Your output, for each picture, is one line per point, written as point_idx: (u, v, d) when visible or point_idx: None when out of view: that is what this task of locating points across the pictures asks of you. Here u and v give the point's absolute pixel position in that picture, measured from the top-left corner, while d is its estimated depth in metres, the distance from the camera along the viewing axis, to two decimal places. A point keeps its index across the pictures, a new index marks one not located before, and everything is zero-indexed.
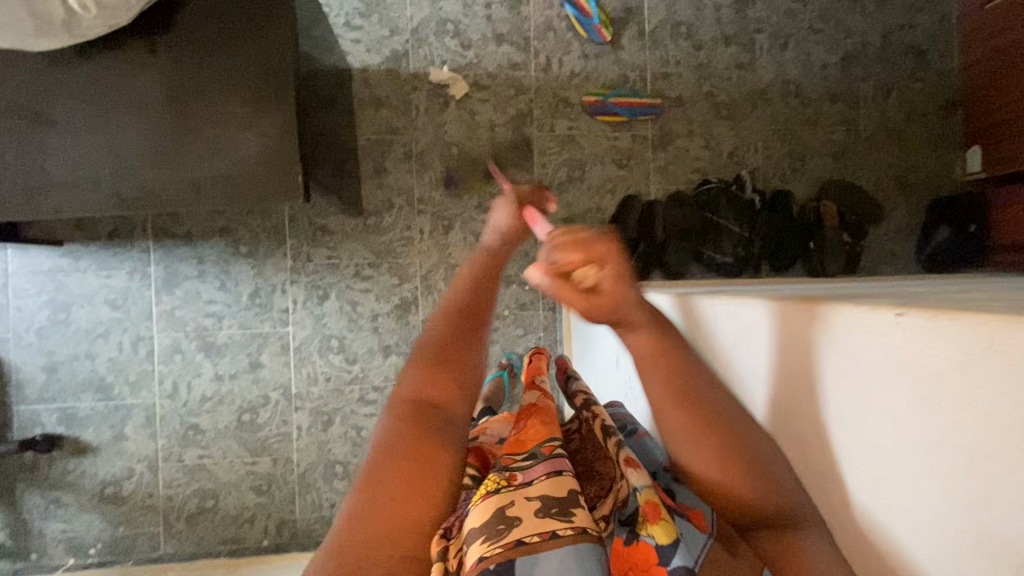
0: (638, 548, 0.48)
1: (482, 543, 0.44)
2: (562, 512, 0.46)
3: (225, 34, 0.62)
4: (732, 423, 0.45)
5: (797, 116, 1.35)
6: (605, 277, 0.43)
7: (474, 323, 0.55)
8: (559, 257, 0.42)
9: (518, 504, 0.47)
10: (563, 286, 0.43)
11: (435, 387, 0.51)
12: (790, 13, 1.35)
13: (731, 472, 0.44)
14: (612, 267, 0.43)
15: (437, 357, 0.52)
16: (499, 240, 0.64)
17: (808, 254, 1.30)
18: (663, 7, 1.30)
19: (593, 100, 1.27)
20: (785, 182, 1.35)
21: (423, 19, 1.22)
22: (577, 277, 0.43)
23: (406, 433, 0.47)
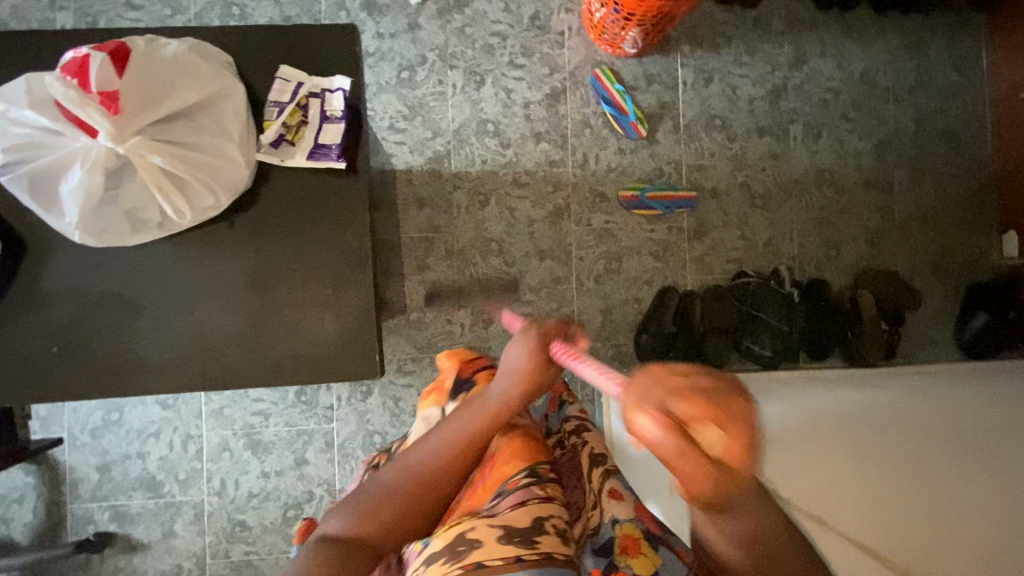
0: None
1: (441, 564, 0.51)
2: (527, 540, 0.52)
3: (302, 220, 0.64)
4: None
5: (831, 203, 1.36)
6: (737, 451, 0.35)
7: (440, 476, 0.58)
8: (676, 406, 0.36)
9: (479, 529, 0.53)
10: (681, 455, 0.35)
11: (381, 521, 0.55)
12: (823, 102, 1.36)
13: None
14: (740, 427, 0.35)
15: (400, 495, 0.56)
16: (511, 381, 0.61)
17: (851, 343, 1.29)
18: (698, 101, 1.32)
19: (630, 195, 1.29)
20: (820, 270, 1.35)
21: (464, 120, 1.26)
22: (702, 437, 0.35)
23: (336, 558, 0.50)
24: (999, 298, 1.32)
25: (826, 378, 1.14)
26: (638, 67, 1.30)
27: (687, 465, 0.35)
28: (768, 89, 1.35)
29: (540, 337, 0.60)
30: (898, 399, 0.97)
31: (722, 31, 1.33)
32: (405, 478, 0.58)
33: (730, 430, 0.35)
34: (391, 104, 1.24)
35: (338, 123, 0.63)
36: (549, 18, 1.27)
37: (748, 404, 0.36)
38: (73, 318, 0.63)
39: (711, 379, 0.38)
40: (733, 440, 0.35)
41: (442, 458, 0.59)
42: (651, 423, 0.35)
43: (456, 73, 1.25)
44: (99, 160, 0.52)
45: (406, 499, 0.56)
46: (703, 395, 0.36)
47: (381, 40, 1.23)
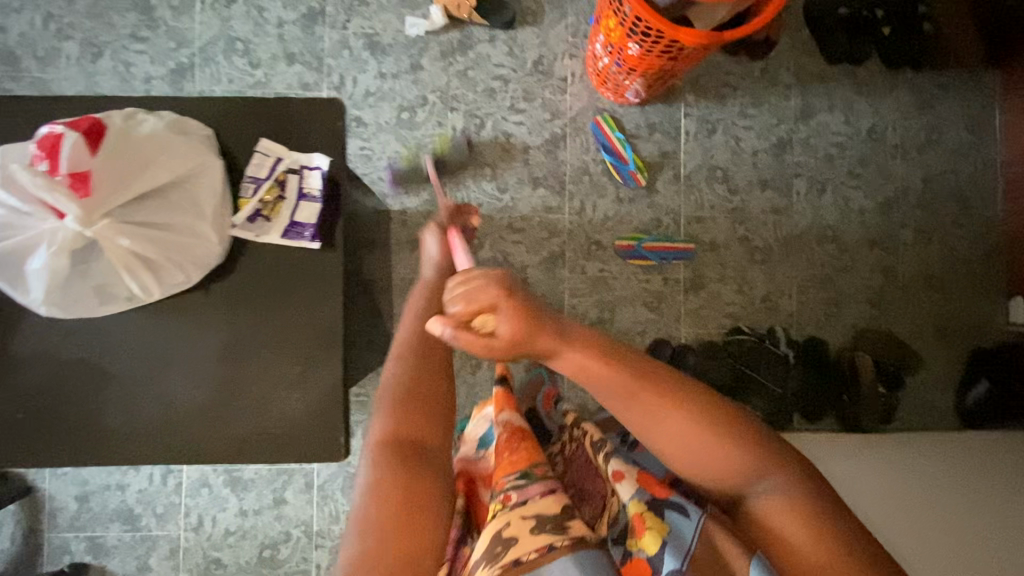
0: (636, 565, 0.61)
1: (485, 566, 0.57)
2: (556, 526, 0.58)
3: (279, 301, 0.64)
4: (657, 396, 0.57)
5: (832, 261, 1.33)
6: (501, 315, 0.52)
7: (431, 361, 0.64)
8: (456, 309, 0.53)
9: (513, 526, 0.58)
10: (469, 335, 0.53)
11: (409, 425, 0.60)
12: (829, 157, 1.34)
13: (670, 437, 0.57)
14: (490, 297, 0.52)
15: (408, 397, 0.61)
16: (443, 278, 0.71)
17: (849, 406, 1.26)
18: (700, 152, 1.30)
19: (626, 245, 1.27)
20: (819, 329, 1.33)
21: (461, 163, 1.25)
22: (481, 324, 0.53)
23: (393, 465, 0.57)
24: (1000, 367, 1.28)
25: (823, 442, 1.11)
26: (641, 115, 1.28)
27: (475, 341, 0.53)
28: (773, 142, 1.33)
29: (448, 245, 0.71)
30: (951, 474, 0.93)
31: (728, 82, 1.31)
32: (409, 375, 0.62)
33: (484, 305, 0.52)
34: (389, 145, 1.24)
35: (313, 202, 0.66)
36: (553, 63, 1.26)
37: (491, 276, 0.53)
38: (39, 382, 0.63)
39: (481, 278, 0.53)
40: (499, 316, 0.52)
41: (415, 353, 0.65)
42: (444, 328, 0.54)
43: (456, 116, 1.25)
44: (67, 242, 0.53)
45: (413, 397, 0.61)
46: (467, 283, 0.53)
47: (383, 81, 1.23)
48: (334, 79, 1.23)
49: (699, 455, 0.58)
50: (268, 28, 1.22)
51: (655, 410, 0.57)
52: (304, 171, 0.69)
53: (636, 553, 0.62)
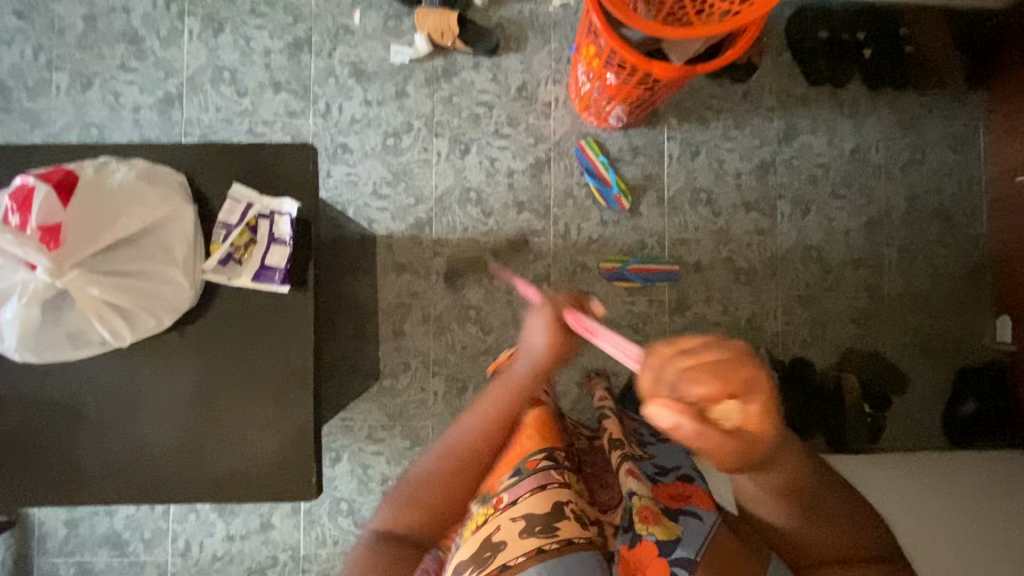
0: (642, 547, 0.65)
1: (471, 570, 0.65)
2: (543, 529, 0.65)
3: (250, 342, 0.68)
4: (823, 495, 0.53)
5: (818, 281, 1.34)
6: (750, 414, 0.43)
7: (464, 458, 0.64)
8: (696, 392, 0.43)
9: (504, 528, 0.66)
10: (704, 435, 0.43)
11: (409, 520, 0.61)
12: (812, 178, 1.35)
13: (818, 527, 0.54)
14: (761, 398, 0.43)
15: (420, 492, 0.62)
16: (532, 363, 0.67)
17: (836, 425, 1.26)
18: (683, 175, 1.32)
19: (610, 267, 1.28)
20: (805, 349, 1.33)
21: (447, 188, 1.26)
22: (719, 419, 0.43)
23: (382, 555, 0.60)
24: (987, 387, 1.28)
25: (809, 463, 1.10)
26: (624, 139, 1.30)
27: (713, 442, 0.43)
28: (756, 163, 1.34)
29: (554, 312, 0.66)
30: (949, 509, 0.90)
31: (710, 105, 1.33)
32: (429, 473, 0.63)
33: (743, 401, 0.43)
34: (375, 171, 1.25)
35: (285, 246, 0.68)
36: (536, 88, 1.28)
37: (746, 370, 0.43)
38: (25, 419, 0.67)
39: (723, 356, 0.44)
40: (754, 416, 0.43)
41: (469, 448, 0.64)
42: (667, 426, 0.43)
43: (442, 141, 1.26)
44: (39, 291, 0.59)
45: (433, 497, 0.62)
46: (698, 371, 0.43)
47: (368, 108, 1.25)
48: (320, 107, 1.25)
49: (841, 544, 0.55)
50: (255, 57, 1.24)
51: (825, 513, 0.54)
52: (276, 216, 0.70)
53: (647, 536, 0.65)
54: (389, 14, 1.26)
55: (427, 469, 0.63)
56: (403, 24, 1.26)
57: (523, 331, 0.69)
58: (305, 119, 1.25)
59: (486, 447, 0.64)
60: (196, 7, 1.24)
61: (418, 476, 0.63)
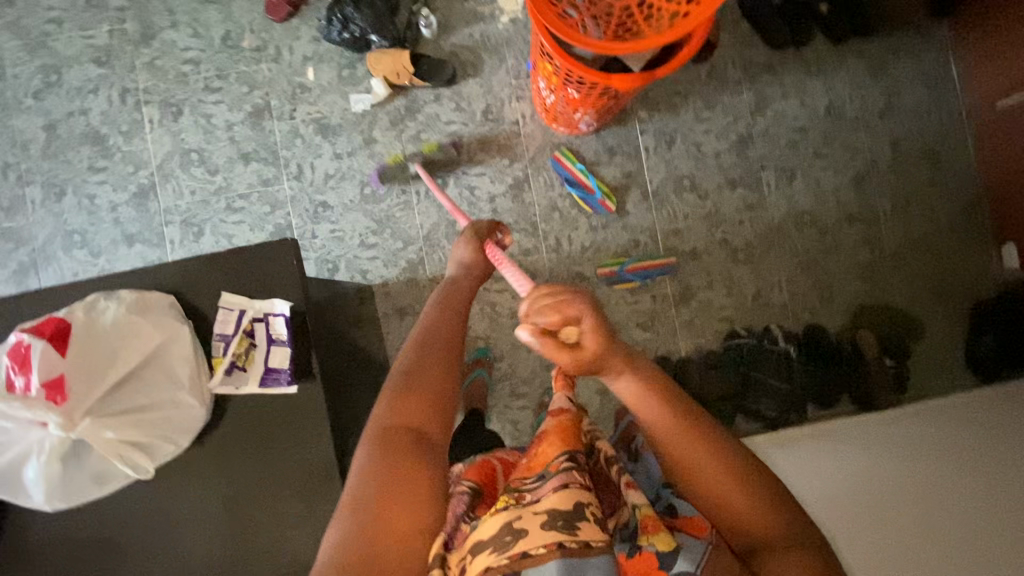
0: (640, 559, 0.57)
1: (489, 553, 0.55)
2: (568, 525, 0.55)
3: (267, 445, 0.71)
4: (692, 421, 0.58)
5: (816, 245, 1.33)
6: (586, 330, 0.54)
7: (444, 342, 0.69)
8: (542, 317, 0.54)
9: (525, 518, 0.56)
10: (546, 342, 0.54)
11: (412, 410, 0.62)
12: (792, 143, 1.34)
13: (700, 463, 0.56)
14: (583, 309, 0.54)
15: (406, 386, 0.64)
16: (465, 270, 0.86)
17: (862, 385, 1.26)
18: (663, 166, 1.31)
19: (607, 271, 1.27)
20: (816, 315, 1.32)
21: (432, 225, 1.26)
22: (563, 334, 0.55)
23: (384, 459, 0.58)
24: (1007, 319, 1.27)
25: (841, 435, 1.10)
26: (598, 142, 1.29)
27: (553, 348, 0.54)
28: (734, 140, 1.33)
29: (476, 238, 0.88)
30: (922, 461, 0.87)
31: (677, 90, 1.31)
32: (408, 365, 0.66)
33: (576, 311, 0.54)
34: (359, 222, 1.25)
35: (284, 345, 0.72)
36: (502, 109, 1.27)
37: (574, 293, 0.55)
38: (73, 555, 0.70)
39: (568, 291, 0.55)
40: (586, 330, 0.54)
41: (433, 337, 0.70)
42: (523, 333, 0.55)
43: (418, 180, 1.26)
44: (56, 445, 0.65)
45: (428, 386, 0.64)
46: (552, 295, 0.55)
47: (340, 161, 1.25)
48: (292, 169, 1.25)
49: (720, 487, 0.56)
50: (219, 133, 1.24)
51: (699, 448, 0.56)
52: (270, 317, 0.73)
53: (646, 548, 0.58)
54: (341, 64, 1.25)
55: (411, 365, 0.66)
56: (357, 71, 1.25)
57: (453, 253, 0.90)
58: (280, 184, 1.24)
59: (456, 340, 0.71)
60: (152, 95, 1.24)
61: (405, 371, 0.66)
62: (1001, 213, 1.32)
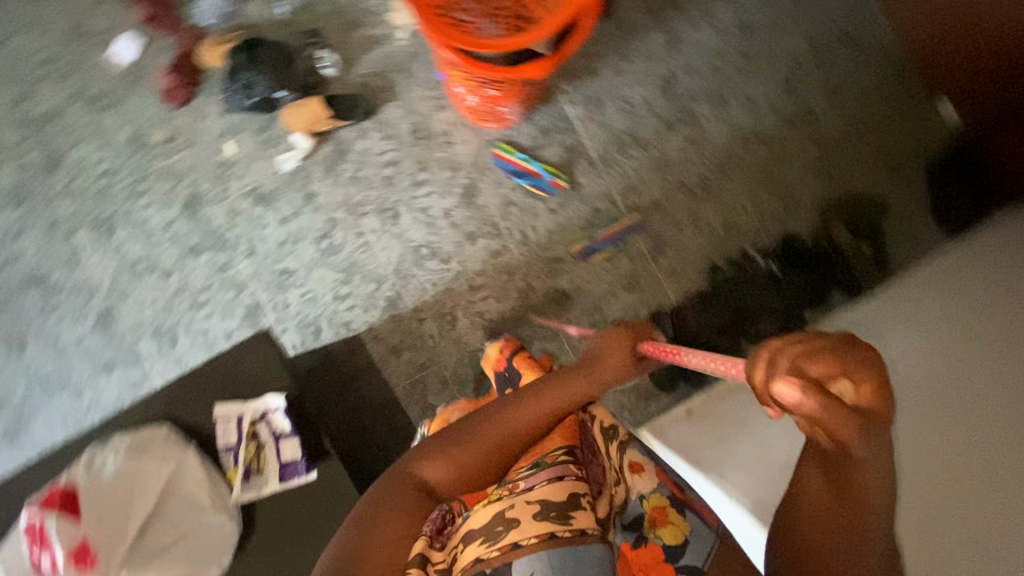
0: (648, 545, 0.73)
1: (480, 543, 0.69)
2: (560, 515, 0.69)
3: (311, 526, 0.85)
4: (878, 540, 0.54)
5: (768, 159, 1.34)
6: (856, 389, 0.49)
7: (522, 427, 0.74)
8: (812, 366, 0.48)
9: (517, 509, 0.70)
10: (789, 383, 0.48)
11: (449, 475, 0.69)
12: (715, 68, 1.34)
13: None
14: (863, 365, 0.49)
15: (462, 454, 0.70)
16: (586, 377, 0.79)
17: (846, 276, 1.31)
18: (600, 129, 1.31)
19: (581, 247, 1.29)
20: (788, 224, 1.34)
21: (398, 257, 1.24)
22: (835, 391, 0.49)
23: (406, 502, 0.65)
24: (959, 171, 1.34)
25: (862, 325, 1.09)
26: (530, 126, 1.29)
27: (804, 400, 0.47)
28: (658, 83, 1.33)
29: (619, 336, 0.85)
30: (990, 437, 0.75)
31: (590, 53, 1.31)
32: (477, 434, 0.71)
33: (846, 363, 0.48)
34: (325, 278, 1.23)
35: (292, 438, 0.89)
36: (428, 124, 1.26)
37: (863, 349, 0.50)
38: None
39: (841, 340, 0.50)
40: (860, 392, 0.49)
41: (523, 424, 0.74)
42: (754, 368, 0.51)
43: (370, 218, 1.24)
44: None
45: (476, 459, 0.70)
46: (810, 345, 0.50)
47: (287, 224, 1.23)
48: (243, 247, 1.22)
49: None
50: (160, 235, 1.21)
51: (864, 565, 0.54)
52: (268, 413, 0.90)
53: (653, 539, 0.73)
54: (257, 129, 1.22)
55: (473, 432, 0.71)
56: (274, 131, 1.22)
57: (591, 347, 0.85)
58: (237, 266, 1.22)
59: (533, 428, 0.74)
60: (80, 218, 1.21)
61: (470, 437, 0.71)
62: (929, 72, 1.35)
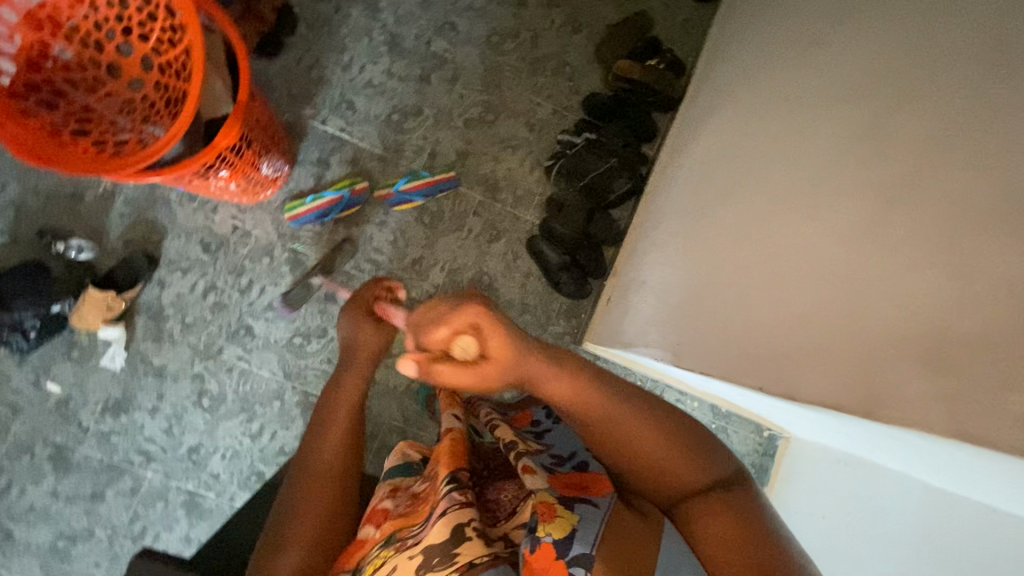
0: (541, 549, 0.52)
1: None
2: (443, 560, 0.57)
3: None
4: (623, 422, 0.58)
5: (525, 47, 1.33)
6: (479, 331, 0.56)
7: (355, 438, 0.77)
8: (437, 330, 0.56)
9: (401, 566, 0.60)
10: (444, 368, 0.56)
11: (326, 511, 0.71)
12: (423, 3, 1.30)
13: (634, 452, 0.57)
14: (490, 326, 0.56)
15: (326, 486, 0.72)
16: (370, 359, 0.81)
17: (655, 96, 1.32)
18: (367, 126, 1.26)
19: (385, 193, 1.23)
20: (580, 89, 1.34)
21: (279, 362, 1.18)
22: (460, 344, 0.56)
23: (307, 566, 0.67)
24: None
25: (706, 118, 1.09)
26: (306, 168, 1.23)
27: (453, 373, 0.56)
28: (386, 50, 1.28)
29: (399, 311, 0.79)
30: (764, 227, 0.78)
31: (307, 67, 1.24)
32: (328, 462, 0.74)
33: (473, 324, 0.55)
34: (231, 429, 1.17)
35: None
36: (214, 232, 1.18)
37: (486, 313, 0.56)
38: None
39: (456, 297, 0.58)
40: (477, 330, 0.56)
41: (353, 434, 0.77)
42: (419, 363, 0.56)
43: (229, 349, 1.17)
44: None
45: (332, 482, 0.73)
46: (435, 311, 0.57)
47: (161, 410, 1.15)
48: (139, 459, 1.14)
49: (650, 466, 0.57)
50: (56, 507, 1.13)
51: (616, 444, 0.58)
52: None
53: (543, 537, 0.52)
54: (64, 352, 1.13)
55: (323, 463, 0.74)
56: (81, 341, 1.13)
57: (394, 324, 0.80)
58: (147, 478, 1.15)
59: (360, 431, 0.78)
60: None
61: (314, 474, 0.73)
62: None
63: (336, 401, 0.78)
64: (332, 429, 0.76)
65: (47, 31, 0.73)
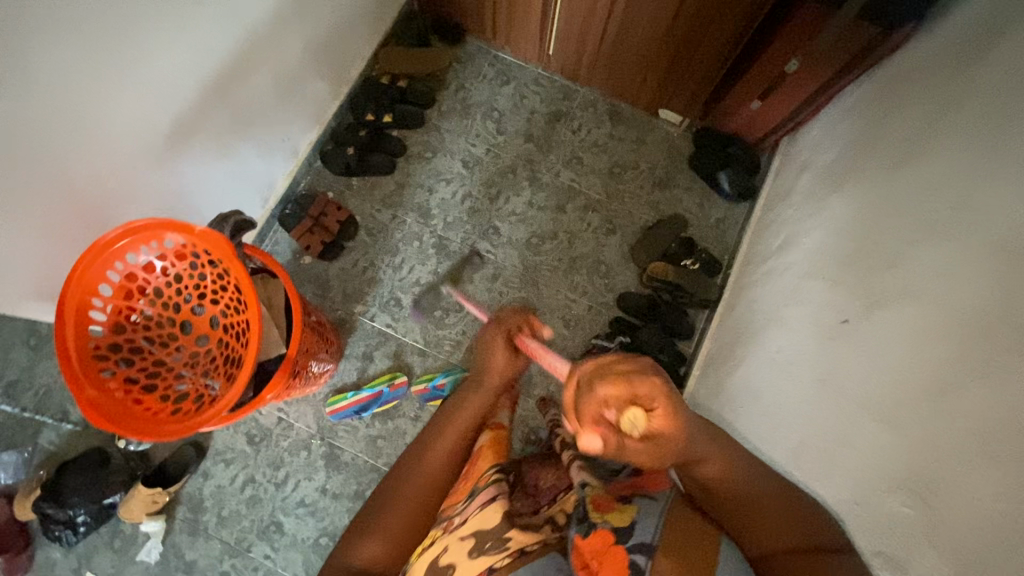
0: (597, 535, 0.69)
1: None
2: (495, 548, 0.77)
3: None
4: (742, 485, 0.67)
5: (562, 247, 1.41)
6: (648, 404, 0.55)
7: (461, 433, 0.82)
8: (609, 390, 0.54)
9: (451, 549, 0.78)
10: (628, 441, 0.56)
11: (420, 495, 0.76)
12: (471, 209, 1.43)
13: (759, 511, 0.65)
14: (667, 403, 0.56)
15: (426, 472, 0.78)
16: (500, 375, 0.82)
17: (690, 298, 1.34)
18: (411, 321, 1.34)
19: (420, 387, 1.27)
20: (616, 286, 1.38)
21: (303, 563, 1.18)
22: (622, 413, 0.54)
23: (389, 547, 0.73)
24: (719, 147, 1.44)
25: (745, 342, 1.09)
26: (351, 362, 1.30)
27: (629, 446, 0.56)
28: (434, 251, 1.39)
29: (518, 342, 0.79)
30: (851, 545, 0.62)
31: (362, 268, 1.36)
32: (429, 449, 0.79)
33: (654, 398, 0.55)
34: None
35: None
36: (259, 424, 1.24)
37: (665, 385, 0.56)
38: None
39: (630, 366, 0.56)
40: (646, 400, 0.55)
41: (460, 433, 0.81)
42: (605, 432, 0.54)
43: (257, 546, 1.18)
44: None
45: (431, 474, 0.78)
46: (612, 379, 0.54)
47: None
48: None
49: (766, 526, 0.64)
50: None
51: (731, 497, 0.67)
52: None
53: (601, 523, 0.70)
54: (106, 540, 1.17)
55: (426, 450, 0.80)
56: (123, 530, 1.18)
57: (530, 349, 0.77)
58: None
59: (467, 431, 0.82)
60: None
61: (416, 456, 0.79)
62: (625, 89, 1.47)
63: (454, 414, 0.83)
64: (449, 427, 0.81)
65: (134, 297, 0.84)
